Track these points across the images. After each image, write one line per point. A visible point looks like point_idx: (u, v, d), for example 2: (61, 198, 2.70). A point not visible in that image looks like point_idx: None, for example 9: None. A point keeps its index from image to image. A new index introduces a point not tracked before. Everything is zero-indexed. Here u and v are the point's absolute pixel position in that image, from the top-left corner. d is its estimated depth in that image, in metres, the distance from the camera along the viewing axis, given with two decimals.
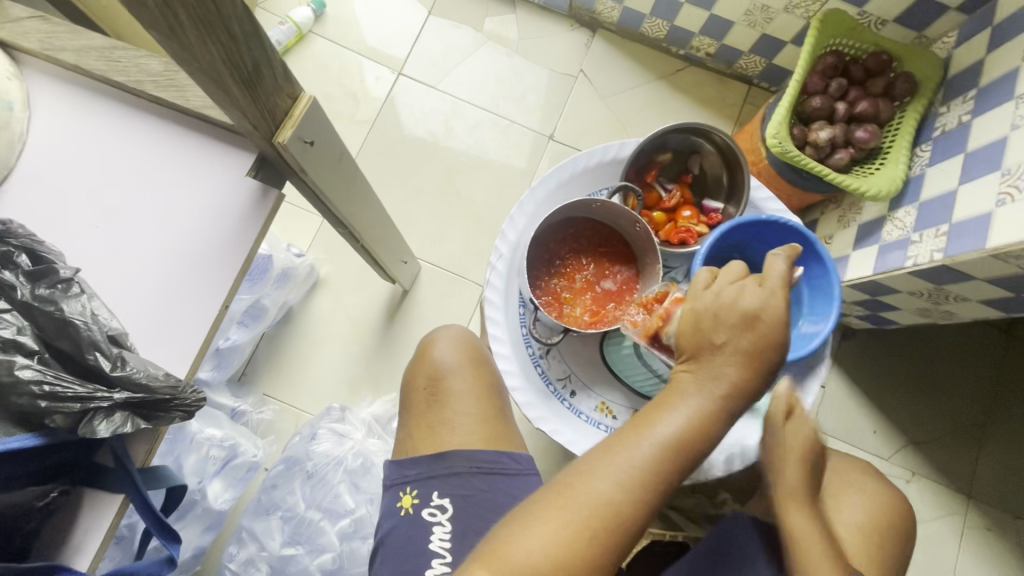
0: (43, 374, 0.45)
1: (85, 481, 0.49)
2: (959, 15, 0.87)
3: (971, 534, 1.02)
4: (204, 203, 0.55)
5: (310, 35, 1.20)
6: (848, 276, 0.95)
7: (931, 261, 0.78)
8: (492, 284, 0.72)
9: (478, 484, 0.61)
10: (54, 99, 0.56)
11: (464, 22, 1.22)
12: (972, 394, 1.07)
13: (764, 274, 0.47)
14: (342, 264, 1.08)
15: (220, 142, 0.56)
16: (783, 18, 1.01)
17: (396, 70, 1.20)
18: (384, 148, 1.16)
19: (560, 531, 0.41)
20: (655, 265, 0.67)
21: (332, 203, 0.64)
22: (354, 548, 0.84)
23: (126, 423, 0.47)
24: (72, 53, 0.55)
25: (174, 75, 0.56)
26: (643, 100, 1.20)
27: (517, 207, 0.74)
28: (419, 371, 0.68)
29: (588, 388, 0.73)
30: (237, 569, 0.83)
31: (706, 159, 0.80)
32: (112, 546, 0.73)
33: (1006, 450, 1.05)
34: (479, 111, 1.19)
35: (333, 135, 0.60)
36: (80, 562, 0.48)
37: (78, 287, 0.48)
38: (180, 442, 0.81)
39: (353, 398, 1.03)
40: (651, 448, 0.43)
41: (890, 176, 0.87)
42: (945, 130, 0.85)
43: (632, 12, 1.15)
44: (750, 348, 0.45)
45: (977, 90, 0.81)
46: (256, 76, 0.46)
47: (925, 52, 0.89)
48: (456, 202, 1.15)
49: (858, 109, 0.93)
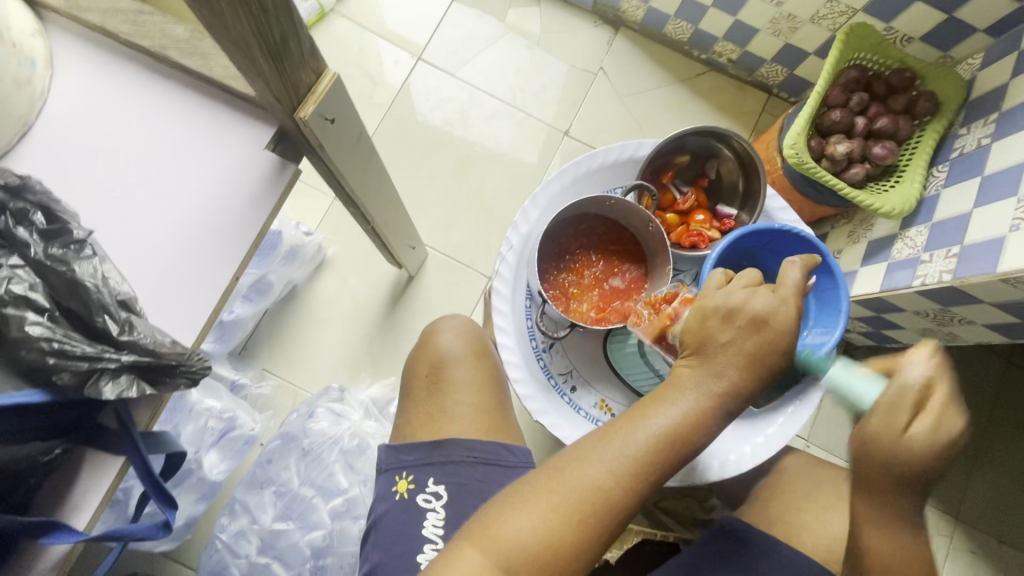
0: (52, 332, 0.45)
1: (86, 440, 0.49)
2: (986, 37, 0.86)
3: (957, 556, 1.03)
4: (220, 173, 0.55)
5: (331, 14, 1.19)
6: (854, 292, 0.95)
7: (940, 282, 0.78)
8: (500, 275, 0.72)
9: (475, 472, 0.62)
10: (76, 59, 0.56)
11: (487, 12, 1.22)
12: (971, 416, 1.07)
13: (777, 280, 0.48)
14: (350, 246, 1.08)
15: (240, 114, 0.56)
16: (809, 28, 1.00)
17: (416, 55, 1.19)
18: (399, 133, 1.16)
19: (549, 513, 0.41)
20: (665, 266, 0.67)
21: (349, 182, 0.64)
22: (345, 527, 0.84)
23: (132, 387, 0.48)
24: (98, 13, 0.55)
25: (197, 42, 0.55)
26: (662, 102, 1.19)
27: (531, 199, 0.74)
28: (421, 357, 0.68)
29: (589, 385, 0.73)
30: (228, 540, 0.83)
31: (723, 164, 0.80)
32: (107, 509, 0.74)
33: (996, 475, 1.06)
34: (496, 102, 1.18)
35: (354, 114, 0.60)
36: (78, 519, 0.48)
37: (90, 249, 0.48)
38: (180, 411, 0.82)
39: (353, 378, 1.04)
40: (645, 439, 0.43)
41: (906, 194, 0.87)
42: (963, 152, 0.85)
43: (656, 13, 1.14)
44: (753, 351, 0.45)
45: (999, 114, 0.81)
46: (283, 49, 0.46)
47: (948, 73, 0.89)
48: (467, 191, 1.14)
49: (877, 125, 0.92)
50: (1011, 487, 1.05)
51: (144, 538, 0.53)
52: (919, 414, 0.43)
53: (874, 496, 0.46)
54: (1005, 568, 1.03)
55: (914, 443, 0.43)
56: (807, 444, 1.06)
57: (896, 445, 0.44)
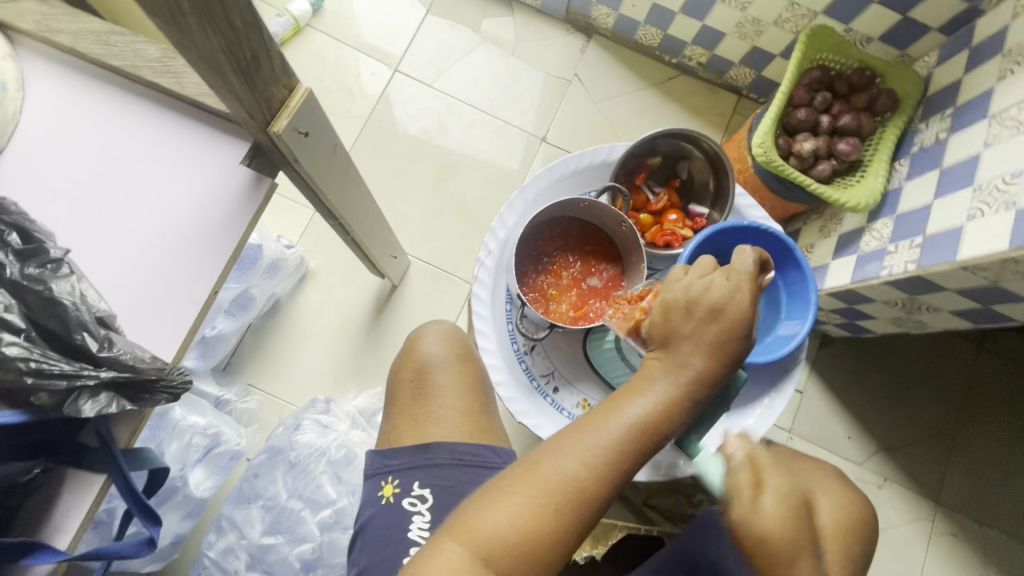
0: (30, 351, 0.46)
1: (67, 461, 0.49)
2: (940, 35, 0.90)
3: (938, 540, 1.06)
4: (194, 190, 0.56)
5: (307, 29, 1.20)
6: (826, 285, 0.98)
7: (905, 271, 0.80)
8: (480, 280, 0.73)
9: (459, 474, 0.62)
10: (46, 79, 0.56)
11: (461, 22, 1.23)
12: (946, 402, 1.11)
13: (731, 266, 0.50)
14: (332, 257, 1.09)
15: (213, 130, 0.57)
16: (773, 31, 1.03)
17: (392, 67, 1.20)
18: (378, 143, 1.17)
19: (526, 505, 0.42)
20: (640, 264, 0.68)
21: (327, 195, 0.65)
22: (335, 538, 0.84)
23: (112, 404, 0.48)
24: (69, 36, 0.56)
25: (170, 62, 0.56)
26: (635, 106, 1.22)
27: (507, 205, 0.75)
28: (405, 363, 0.69)
29: (572, 384, 0.74)
30: (216, 557, 0.83)
31: (693, 164, 0.82)
32: (91, 531, 0.73)
33: (974, 458, 1.09)
34: (474, 111, 1.20)
35: (328, 127, 0.61)
36: (60, 540, 0.49)
37: (67, 268, 0.48)
38: (164, 429, 0.81)
39: (339, 389, 1.04)
40: (617, 429, 0.45)
41: (870, 188, 0.90)
42: (923, 146, 0.88)
43: (626, 20, 1.17)
44: (714, 339, 0.47)
45: (954, 108, 0.84)
46: (254, 67, 0.47)
47: (906, 70, 0.92)
48: (448, 199, 1.16)
49: (841, 123, 0.95)
50: (988, 469, 1.08)
51: (128, 556, 0.54)
52: (762, 489, 0.55)
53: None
54: (986, 550, 1.06)
55: (770, 516, 0.53)
56: (791, 435, 1.08)
57: (763, 535, 0.53)
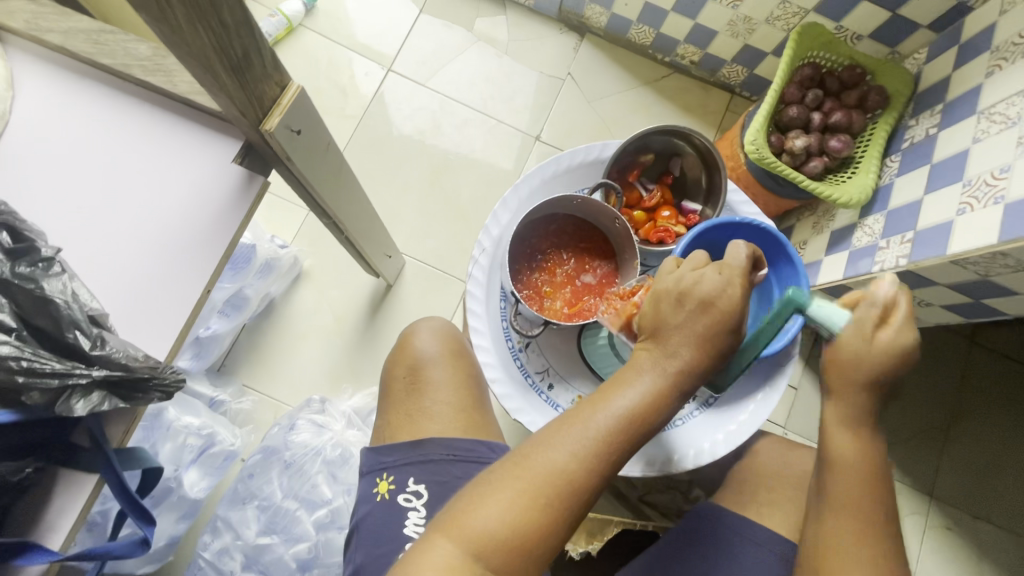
0: (20, 350, 0.45)
1: (59, 461, 0.49)
2: (929, 33, 0.91)
3: (932, 534, 1.06)
4: (185, 188, 0.56)
5: (300, 28, 1.20)
6: (819, 281, 0.98)
7: (897, 266, 0.81)
8: (474, 277, 0.73)
9: (454, 470, 0.63)
10: (35, 78, 0.56)
11: (455, 22, 1.23)
12: (939, 397, 1.11)
13: (724, 260, 0.49)
14: (326, 257, 1.09)
15: (205, 129, 0.57)
16: (764, 29, 1.04)
17: (386, 67, 1.20)
18: (372, 142, 1.17)
19: (516, 499, 0.42)
20: (633, 260, 0.68)
21: (319, 194, 0.65)
22: (330, 538, 0.84)
23: (104, 402, 0.48)
24: (59, 35, 0.56)
25: (161, 60, 0.56)
26: (629, 105, 1.22)
27: (500, 203, 0.75)
28: (398, 360, 0.69)
29: (566, 381, 0.74)
30: (211, 558, 0.83)
31: (686, 161, 0.83)
32: (84, 532, 0.73)
33: (967, 452, 1.10)
34: (468, 110, 1.20)
35: (320, 125, 0.60)
36: (52, 540, 0.48)
37: (59, 266, 0.48)
38: (157, 429, 0.81)
39: (334, 389, 1.04)
40: (606, 420, 0.45)
41: (861, 184, 0.91)
42: (913, 142, 0.89)
43: (619, 19, 1.17)
44: (704, 332, 0.47)
45: (944, 104, 0.85)
46: (245, 64, 0.47)
47: (896, 67, 0.93)
48: (442, 199, 1.16)
49: (832, 119, 0.96)
50: (981, 462, 1.09)
51: (122, 555, 0.54)
52: (885, 332, 0.50)
53: (851, 409, 0.53)
54: (979, 543, 1.07)
55: (878, 354, 0.50)
56: (785, 430, 1.08)
57: (861, 357, 0.50)
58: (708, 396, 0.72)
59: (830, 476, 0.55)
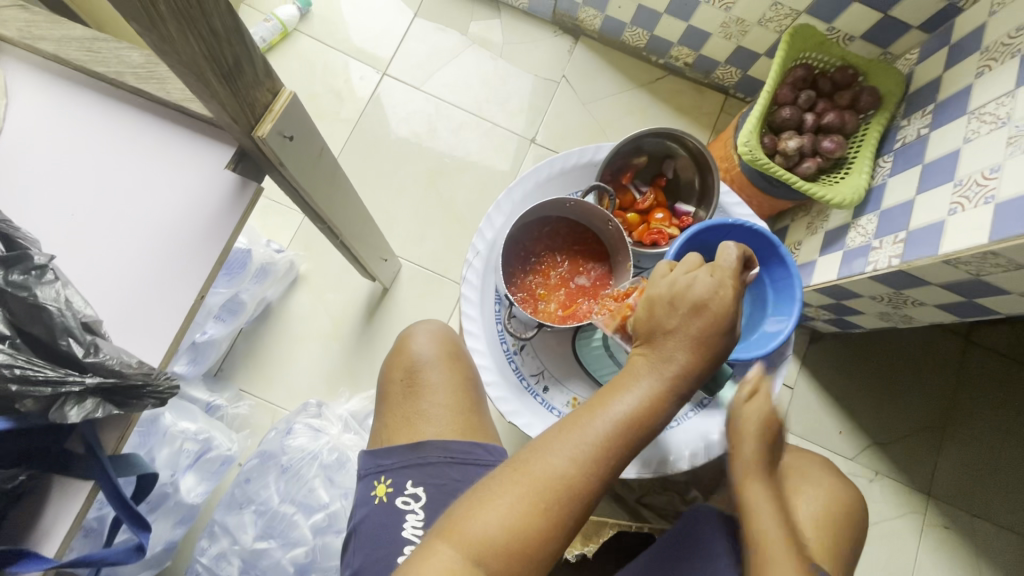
0: (14, 357, 0.45)
1: (52, 468, 0.49)
2: (921, 34, 0.91)
3: (930, 532, 1.07)
4: (179, 196, 0.56)
5: (294, 33, 1.21)
6: (814, 281, 0.98)
7: (890, 266, 0.81)
8: (469, 281, 0.74)
9: (450, 473, 0.63)
10: (28, 87, 0.56)
11: (449, 25, 1.24)
12: (935, 396, 1.12)
13: (715, 263, 0.50)
14: (323, 261, 1.09)
15: (198, 136, 0.57)
16: (757, 31, 1.04)
17: (381, 71, 1.21)
18: (367, 147, 1.17)
19: (516, 504, 0.42)
20: (626, 262, 0.68)
21: (313, 199, 0.65)
22: (328, 542, 0.84)
23: (98, 409, 0.48)
24: (52, 43, 0.56)
25: (154, 67, 0.56)
26: (623, 107, 1.23)
27: (494, 207, 0.76)
28: (395, 363, 0.69)
29: (561, 384, 0.74)
30: (209, 563, 0.83)
31: (679, 163, 0.83)
32: (80, 538, 0.73)
33: (964, 450, 1.10)
34: (463, 113, 1.20)
35: (313, 131, 0.61)
36: (47, 548, 0.48)
37: (52, 274, 0.48)
38: (154, 435, 0.81)
39: (332, 393, 1.04)
40: (605, 425, 0.45)
41: (854, 185, 0.91)
42: (905, 143, 0.89)
43: (613, 21, 1.18)
44: (698, 335, 0.48)
45: (935, 105, 0.85)
46: (237, 72, 0.47)
47: (887, 68, 0.93)
48: (438, 202, 1.16)
49: (825, 120, 0.96)
50: (978, 461, 1.09)
51: (117, 562, 0.54)
52: (754, 399, 0.61)
53: (750, 456, 0.59)
54: (977, 541, 1.07)
55: (750, 416, 0.60)
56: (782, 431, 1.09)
57: (739, 418, 0.60)
58: (702, 396, 0.72)
59: (752, 523, 0.55)
